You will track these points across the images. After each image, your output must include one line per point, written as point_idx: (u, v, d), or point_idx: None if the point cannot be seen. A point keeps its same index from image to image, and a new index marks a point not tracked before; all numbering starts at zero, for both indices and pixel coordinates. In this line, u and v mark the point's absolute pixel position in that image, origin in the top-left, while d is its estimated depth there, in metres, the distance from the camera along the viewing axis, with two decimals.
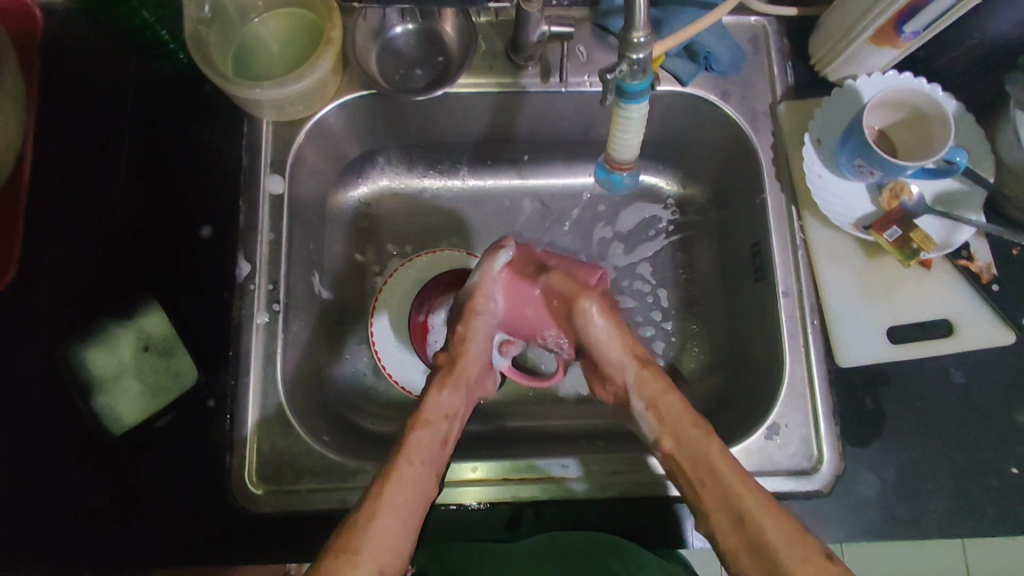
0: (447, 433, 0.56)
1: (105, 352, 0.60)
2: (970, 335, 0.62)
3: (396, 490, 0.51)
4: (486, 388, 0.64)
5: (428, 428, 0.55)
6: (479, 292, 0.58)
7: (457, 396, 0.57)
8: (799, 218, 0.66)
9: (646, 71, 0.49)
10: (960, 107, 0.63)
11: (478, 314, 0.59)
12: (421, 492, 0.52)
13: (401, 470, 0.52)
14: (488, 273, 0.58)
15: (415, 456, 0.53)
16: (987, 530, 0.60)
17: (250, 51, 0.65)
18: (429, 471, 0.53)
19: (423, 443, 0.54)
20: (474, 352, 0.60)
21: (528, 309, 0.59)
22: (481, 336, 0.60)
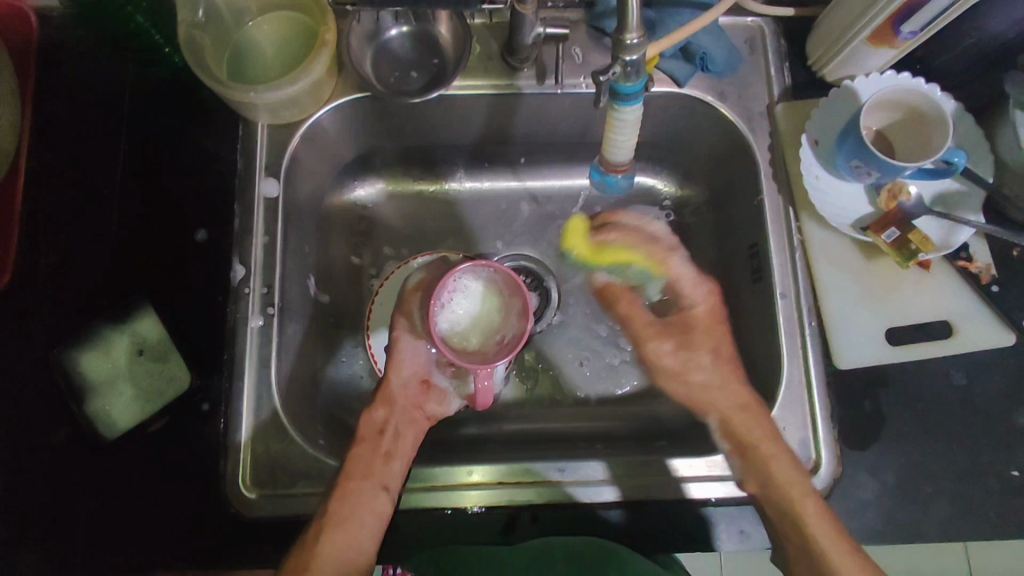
0: (389, 449, 0.59)
1: (99, 356, 0.59)
2: (971, 337, 0.62)
3: (342, 507, 0.55)
4: (439, 409, 0.63)
5: (368, 445, 0.59)
6: (398, 311, 0.63)
7: (393, 413, 0.61)
8: (797, 219, 0.65)
9: (640, 73, 0.49)
10: (959, 107, 0.62)
11: (397, 333, 0.62)
12: (367, 507, 0.55)
13: (345, 488, 0.56)
14: (404, 294, 0.63)
15: (354, 473, 0.57)
16: (988, 532, 0.59)
17: (245, 53, 0.65)
18: (376, 484, 0.56)
19: (364, 459, 0.57)
20: (407, 370, 0.62)
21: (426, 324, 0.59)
22: (410, 353, 0.62)
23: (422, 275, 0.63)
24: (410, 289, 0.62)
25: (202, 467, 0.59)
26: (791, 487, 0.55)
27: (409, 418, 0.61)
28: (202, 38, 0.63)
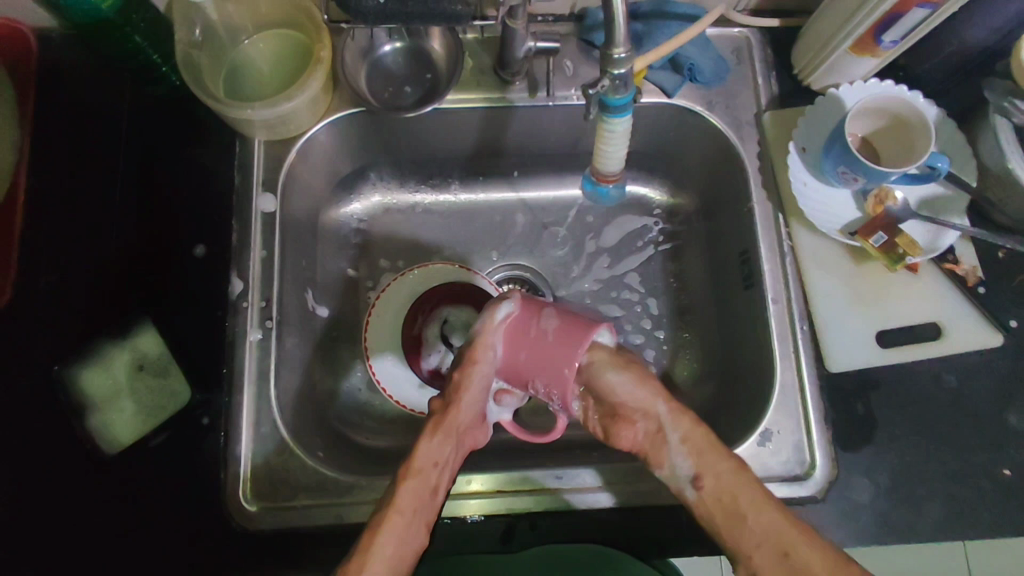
0: (440, 485, 0.47)
1: (99, 371, 0.61)
2: (959, 340, 0.63)
3: (387, 543, 0.43)
4: (477, 440, 0.52)
5: (417, 480, 0.46)
6: (480, 339, 0.49)
7: (448, 447, 0.48)
8: (787, 225, 0.67)
9: (628, 85, 0.50)
10: (941, 113, 0.64)
11: (476, 363, 0.49)
12: (410, 548, 0.44)
13: (392, 520, 0.44)
14: (491, 322, 0.49)
15: (402, 509, 0.45)
16: (982, 532, 0.60)
17: (242, 71, 0.66)
18: (422, 525, 0.45)
19: (414, 493, 0.45)
20: (469, 403, 0.50)
21: (529, 357, 0.49)
22: (479, 385, 0.50)
23: (512, 304, 0.50)
24: (501, 318, 0.49)
25: (201, 480, 0.59)
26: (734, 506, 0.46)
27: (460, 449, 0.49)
28: (199, 57, 0.64)
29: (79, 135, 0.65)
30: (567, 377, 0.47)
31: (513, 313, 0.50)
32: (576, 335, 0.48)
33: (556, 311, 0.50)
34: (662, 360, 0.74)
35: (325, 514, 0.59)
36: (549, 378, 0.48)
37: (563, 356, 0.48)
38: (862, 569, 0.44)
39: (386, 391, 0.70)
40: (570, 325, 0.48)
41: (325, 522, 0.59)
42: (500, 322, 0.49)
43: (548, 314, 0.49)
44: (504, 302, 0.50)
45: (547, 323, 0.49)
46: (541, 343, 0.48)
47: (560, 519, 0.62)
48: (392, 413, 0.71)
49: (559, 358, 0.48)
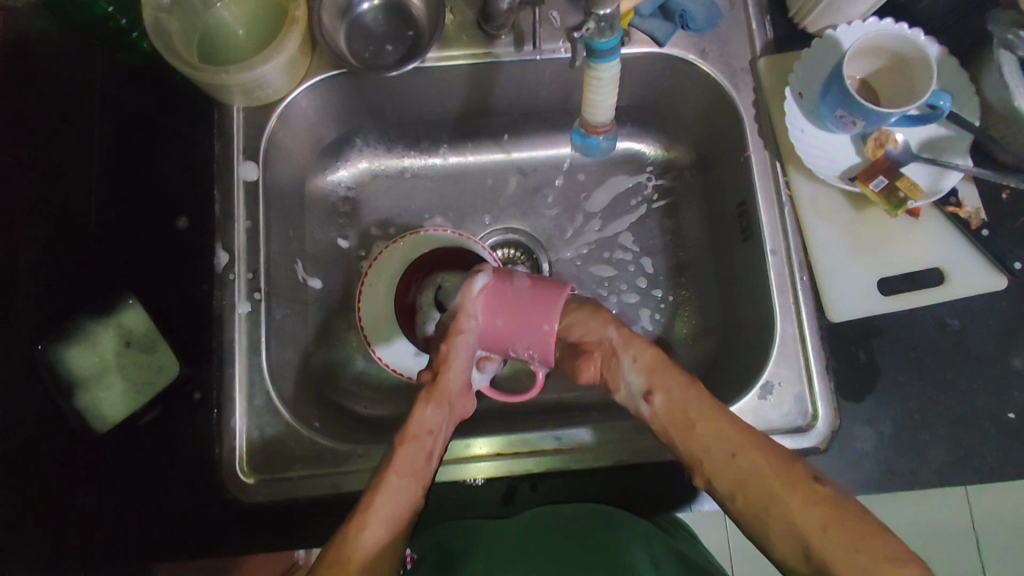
0: (433, 450, 0.51)
1: (85, 349, 0.57)
2: (963, 284, 0.61)
3: (387, 502, 0.47)
4: (465, 407, 0.55)
5: (414, 444, 0.50)
6: (462, 310, 0.52)
7: (441, 413, 0.52)
8: (785, 173, 0.65)
9: (614, 27, 0.48)
10: (943, 51, 0.61)
11: (460, 333, 0.52)
12: (406, 504, 0.48)
13: (389, 486, 0.48)
14: (469, 293, 0.52)
15: (401, 471, 0.49)
16: (986, 476, 0.59)
17: (215, 36, 0.63)
18: (419, 484, 0.49)
19: (412, 458, 0.49)
20: (458, 370, 0.53)
21: (509, 323, 0.52)
22: (464, 353, 0.53)
23: (486, 276, 0.53)
24: (479, 288, 0.52)
25: (195, 454, 0.60)
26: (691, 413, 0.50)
27: (450, 416, 0.53)
28: (169, 21, 0.61)
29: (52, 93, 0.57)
30: (546, 333, 0.51)
31: (488, 282, 0.53)
32: (548, 299, 0.51)
33: (528, 275, 0.53)
34: (660, 319, 0.73)
35: (323, 483, 0.59)
36: (528, 338, 0.52)
37: (539, 316, 0.51)
38: (806, 476, 0.46)
39: (382, 360, 0.69)
40: (544, 289, 0.52)
41: (324, 492, 0.59)
42: (479, 290, 0.52)
43: (522, 276, 0.52)
44: (480, 273, 0.53)
45: (523, 286, 0.52)
46: (519, 303, 0.51)
47: (558, 480, 0.62)
48: (388, 381, 0.71)
49: (537, 316, 0.51)
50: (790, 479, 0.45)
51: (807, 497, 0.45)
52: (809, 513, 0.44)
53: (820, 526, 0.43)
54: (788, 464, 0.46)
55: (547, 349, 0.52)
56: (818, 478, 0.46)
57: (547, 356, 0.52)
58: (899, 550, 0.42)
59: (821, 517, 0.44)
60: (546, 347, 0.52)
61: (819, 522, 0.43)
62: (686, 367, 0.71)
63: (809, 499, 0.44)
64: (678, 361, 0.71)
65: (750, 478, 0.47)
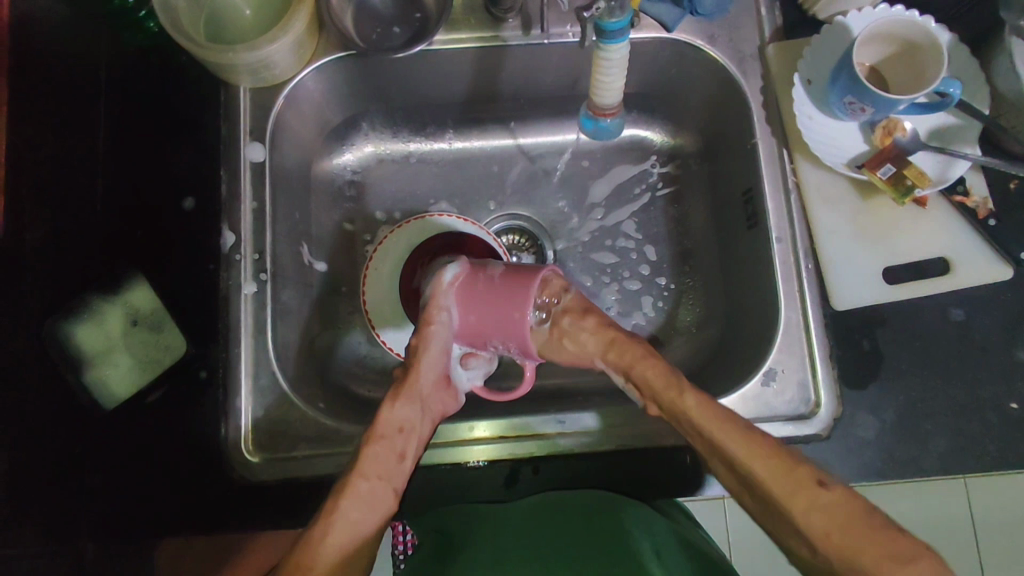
0: (406, 448, 0.49)
1: (93, 327, 0.57)
2: (968, 274, 0.61)
3: (352, 504, 0.45)
4: (445, 404, 0.54)
5: (383, 443, 0.48)
6: (433, 304, 0.50)
7: (414, 410, 0.50)
8: (791, 161, 0.65)
9: (624, 7, 0.49)
10: (954, 39, 0.61)
11: (431, 326, 0.51)
12: (376, 507, 0.46)
13: (355, 486, 0.46)
14: (440, 285, 0.51)
15: (369, 470, 0.47)
16: (988, 465, 0.59)
17: (222, 16, 0.63)
18: (388, 485, 0.47)
19: (379, 457, 0.47)
20: (431, 367, 0.52)
21: (480, 316, 0.49)
22: (438, 349, 0.51)
23: (459, 266, 0.51)
24: (449, 280, 0.50)
25: (201, 431, 0.61)
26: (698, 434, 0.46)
27: (426, 415, 0.52)
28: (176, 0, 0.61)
29: (61, 67, 0.56)
30: (518, 321, 0.48)
31: (458, 273, 0.51)
32: (518, 285, 0.48)
33: (503, 264, 0.51)
34: (664, 306, 0.73)
35: (328, 463, 0.60)
36: (503, 331, 0.49)
37: (509, 306, 0.48)
38: (811, 480, 0.41)
39: (386, 343, 0.69)
40: (512, 277, 0.49)
41: (328, 472, 0.60)
42: (449, 284, 0.51)
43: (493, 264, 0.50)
44: (451, 266, 0.52)
45: (494, 275, 0.50)
46: (490, 293, 0.49)
47: (560, 464, 0.62)
48: (392, 365, 0.71)
49: (507, 306, 0.48)
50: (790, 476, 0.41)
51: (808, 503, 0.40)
52: (813, 517, 0.40)
53: (824, 531, 0.39)
54: (793, 464, 0.42)
55: (520, 342, 0.49)
56: (823, 481, 0.41)
57: (524, 349, 0.50)
58: (905, 550, 0.38)
59: (829, 521, 0.39)
60: (518, 338, 0.49)
61: (825, 529, 0.39)
62: (690, 355, 0.71)
63: (814, 503, 0.40)
64: (682, 348, 0.71)
65: (757, 485, 0.42)
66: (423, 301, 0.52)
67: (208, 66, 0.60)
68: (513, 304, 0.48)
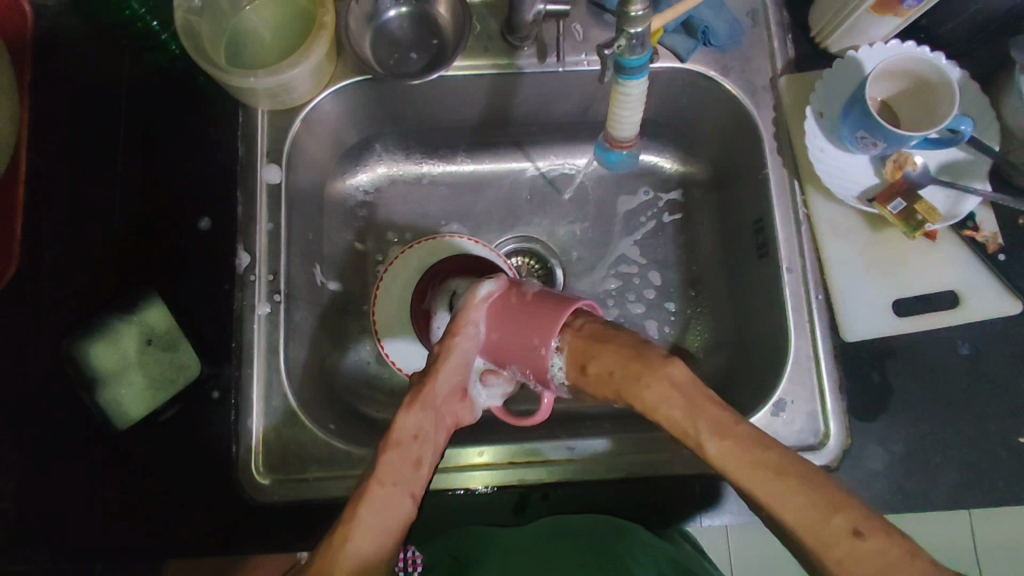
0: (422, 456, 0.49)
1: (109, 346, 0.59)
2: (978, 307, 0.62)
3: (369, 511, 0.45)
4: (462, 418, 0.54)
5: (399, 451, 0.48)
6: (463, 316, 0.51)
7: (429, 419, 0.50)
8: (803, 192, 0.65)
9: (645, 46, 0.49)
10: (965, 75, 0.62)
11: (458, 339, 0.51)
12: (392, 517, 0.46)
13: (373, 493, 0.46)
14: (473, 299, 0.52)
15: (386, 477, 0.47)
16: (998, 499, 0.59)
17: (242, 40, 0.64)
18: (404, 492, 0.47)
19: (397, 464, 0.47)
20: (451, 379, 0.52)
21: (505, 336, 0.50)
22: (460, 361, 0.52)
23: (494, 283, 0.52)
24: (483, 296, 0.51)
25: (214, 451, 0.60)
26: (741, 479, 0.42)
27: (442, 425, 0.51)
28: (199, 24, 0.61)
29: None
30: (541, 354, 0.49)
31: (493, 289, 0.52)
32: (548, 316, 0.48)
33: (537, 286, 0.52)
34: (671, 331, 0.73)
35: (339, 485, 0.60)
36: (520, 356, 0.50)
37: (537, 330, 0.49)
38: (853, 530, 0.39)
39: (395, 363, 0.70)
40: (546, 300, 0.50)
41: (338, 494, 0.60)
42: (480, 301, 0.52)
43: (529, 284, 0.51)
44: (487, 282, 0.52)
45: (528, 292, 0.51)
46: (522, 308, 0.50)
47: (570, 490, 0.62)
48: (401, 386, 0.71)
49: (537, 327, 0.49)
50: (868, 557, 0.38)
51: (848, 557, 0.38)
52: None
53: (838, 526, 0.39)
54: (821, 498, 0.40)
55: (538, 371, 0.50)
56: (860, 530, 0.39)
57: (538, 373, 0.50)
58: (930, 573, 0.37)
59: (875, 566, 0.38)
60: (538, 368, 0.50)
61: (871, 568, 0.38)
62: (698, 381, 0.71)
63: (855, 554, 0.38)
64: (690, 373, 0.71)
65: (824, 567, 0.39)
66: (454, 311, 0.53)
67: (230, 90, 0.62)
68: (554, 320, 0.48)
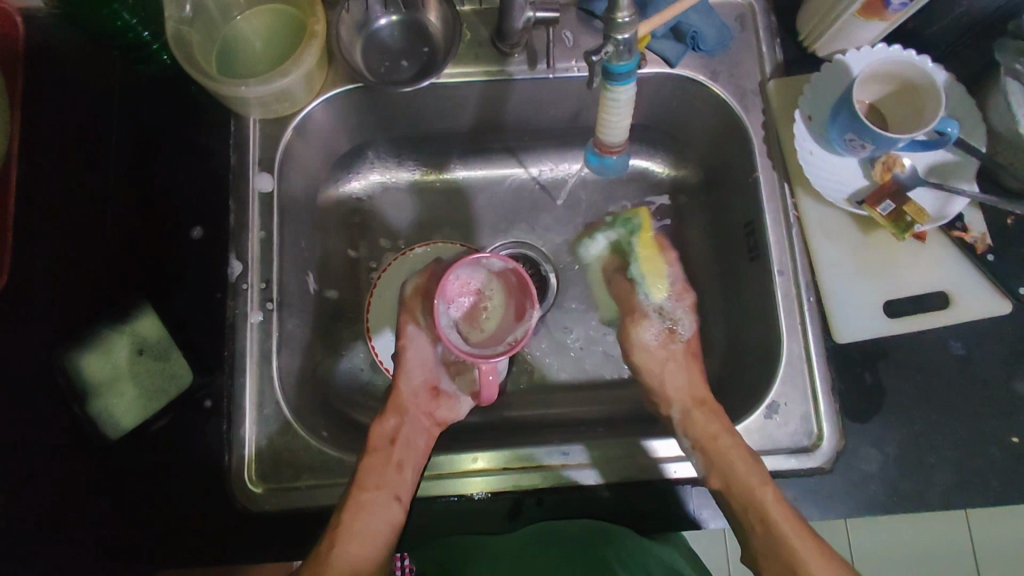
0: (400, 459, 0.60)
1: (101, 357, 0.59)
2: (968, 308, 0.62)
3: (354, 518, 0.56)
4: (445, 415, 0.65)
5: (375, 459, 0.59)
6: (403, 319, 0.65)
7: (402, 424, 0.62)
8: (793, 195, 0.66)
9: (632, 51, 0.50)
10: (950, 78, 0.62)
11: (405, 340, 0.65)
12: (381, 520, 0.57)
13: (359, 498, 0.56)
14: (405, 300, 0.65)
15: (367, 482, 0.57)
16: (990, 498, 0.60)
17: (233, 49, 0.64)
18: (388, 494, 0.58)
19: (376, 470, 0.58)
20: (411, 381, 0.65)
21: (432, 320, 0.63)
22: (415, 360, 0.65)
23: (416, 279, 0.65)
24: (407, 293, 0.65)
25: (208, 462, 0.60)
26: (755, 507, 0.56)
27: (419, 426, 0.63)
28: (190, 34, 0.61)
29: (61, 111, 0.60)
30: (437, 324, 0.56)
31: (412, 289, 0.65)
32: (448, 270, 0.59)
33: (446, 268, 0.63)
34: None
35: (333, 493, 0.60)
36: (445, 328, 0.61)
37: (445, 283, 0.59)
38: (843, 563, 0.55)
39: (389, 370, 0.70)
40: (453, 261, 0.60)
41: (333, 502, 0.59)
42: (407, 297, 0.65)
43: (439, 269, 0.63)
44: (411, 281, 0.66)
45: (438, 277, 0.63)
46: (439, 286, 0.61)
47: (563, 496, 0.62)
48: None
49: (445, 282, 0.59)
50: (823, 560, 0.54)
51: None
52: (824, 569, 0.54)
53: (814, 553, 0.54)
54: (820, 545, 0.55)
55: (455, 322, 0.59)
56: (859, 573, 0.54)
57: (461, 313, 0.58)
58: None
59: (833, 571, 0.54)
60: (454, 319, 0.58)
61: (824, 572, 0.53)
62: None
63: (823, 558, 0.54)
64: None
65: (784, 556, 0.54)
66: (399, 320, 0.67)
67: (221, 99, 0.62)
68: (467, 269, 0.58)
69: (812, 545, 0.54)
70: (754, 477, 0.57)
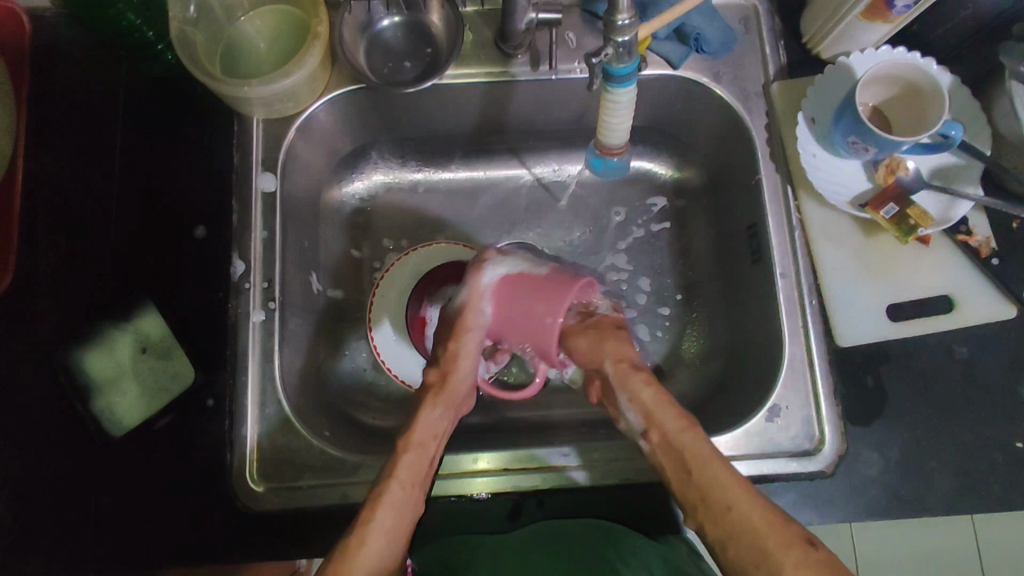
0: (435, 454, 0.53)
1: (104, 354, 0.60)
2: (972, 312, 0.62)
3: (387, 513, 0.48)
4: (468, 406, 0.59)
5: (416, 452, 0.52)
6: (471, 304, 0.57)
7: (443, 415, 0.55)
8: (795, 198, 0.65)
9: (632, 53, 0.50)
10: (955, 80, 0.62)
11: (468, 326, 0.57)
12: (407, 516, 0.49)
13: (389, 493, 0.49)
14: (479, 286, 0.57)
15: (401, 476, 0.50)
16: (993, 504, 0.59)
17: (237, 50, 0.64)
18: (418, 493, 0.51)
19: (412, 465, 0.51)
20: (465, 365, 0.57)
21: (512, 317, 0.55)
22: (472, 346, 0.57)
23: (497, 269, 0.58)
24: (489, 281, 0.57)
25: (208, 460, 0.60)
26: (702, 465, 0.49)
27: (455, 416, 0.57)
28: (194, 34, 0.62)
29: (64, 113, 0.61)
30: (548, 327, 0.53)
31: (498, 275, 0.57)
32: (557, 293, 0.53)
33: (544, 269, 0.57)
34: (665, 336, 0.73)
35: (333, 493, 0.60)
36: (529, 336, 0.55)
37: (547, 307, 0.54)
38: (804, 539, 0.45)
39: (390, 369, 0.70)
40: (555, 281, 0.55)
41: (334, 502, 0.59)
42: (486, 285, 0.57)
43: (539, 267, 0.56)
44: (489, 268, 0.58)
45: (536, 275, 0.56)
46: (529, 294, 0.55)
47: (563, 496, 0.62)
48: (397, 392, 0.71)
49: (549, 303, 0.54)
50: (787, 541, 0.45)
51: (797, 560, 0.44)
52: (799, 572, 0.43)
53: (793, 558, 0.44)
54: (785, 520, 0.46)
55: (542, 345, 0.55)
56: (814, 540, 0.45)
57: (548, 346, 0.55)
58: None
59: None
60: (544, 341, 0.54)
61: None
62: (693, 388, 0.71)
63: (801, 559, 0.44)
64: (686, 377, 0.71)
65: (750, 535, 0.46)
66: (456, 304, 0.58)
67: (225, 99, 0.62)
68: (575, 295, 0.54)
69: (765, 510, 0.46)
70: (681, 428, 0.51)
